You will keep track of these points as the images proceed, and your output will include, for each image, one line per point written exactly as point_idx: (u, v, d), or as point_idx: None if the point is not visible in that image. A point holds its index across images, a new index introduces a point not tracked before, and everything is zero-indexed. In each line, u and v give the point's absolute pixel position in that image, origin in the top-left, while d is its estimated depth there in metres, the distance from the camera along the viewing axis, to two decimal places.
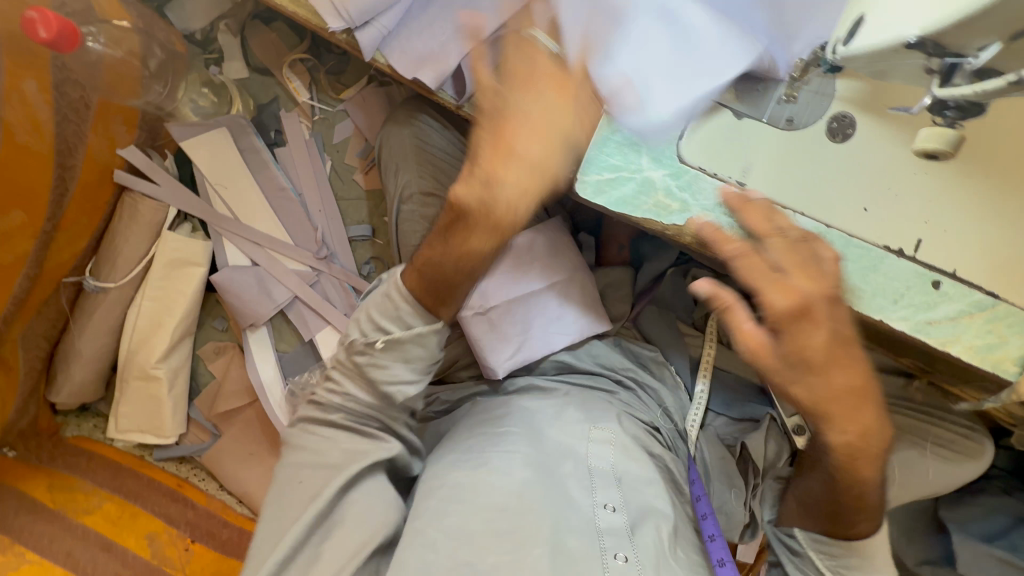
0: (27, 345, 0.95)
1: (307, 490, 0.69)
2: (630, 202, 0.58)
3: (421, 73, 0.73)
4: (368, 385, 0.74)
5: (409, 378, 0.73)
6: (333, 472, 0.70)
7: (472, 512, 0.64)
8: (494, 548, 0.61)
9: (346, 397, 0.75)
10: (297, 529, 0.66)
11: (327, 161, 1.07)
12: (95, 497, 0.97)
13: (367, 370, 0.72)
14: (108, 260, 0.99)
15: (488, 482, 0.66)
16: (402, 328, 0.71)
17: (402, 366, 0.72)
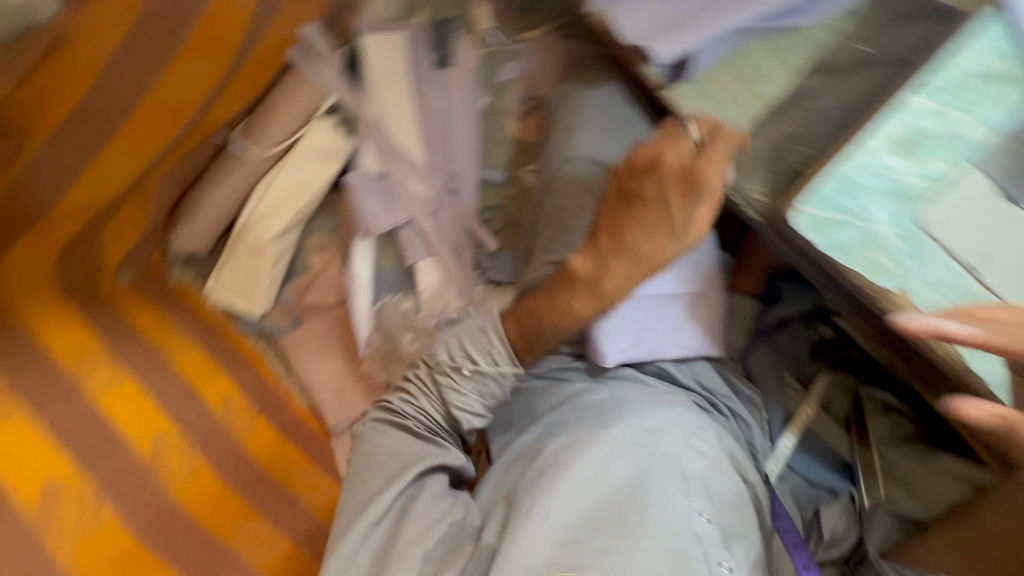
0: (163, 185, 0.99)
1: (374, 486, 0.71)
2: (846, 248, 0.54)
3: (651, 41, 0.69)
4: (439, 402, 0.80)
5: (478, 407, 0.78)
6: (396, 474, 0.71)
7: (578, 496, 0.65)
8: (603, 532, 0.62)
9: (418, 408, 0.80)
10: (373, 513, 0.68)
11: (484, 96, 1.06)
12: (185, 344, 0.98)
13: (445, 390, 0.78)
14: (256, 130, 0.99)
15: (591, 472, 0.66)
16: (489, 362, 0.77)
17: (475, 397, 0.78)
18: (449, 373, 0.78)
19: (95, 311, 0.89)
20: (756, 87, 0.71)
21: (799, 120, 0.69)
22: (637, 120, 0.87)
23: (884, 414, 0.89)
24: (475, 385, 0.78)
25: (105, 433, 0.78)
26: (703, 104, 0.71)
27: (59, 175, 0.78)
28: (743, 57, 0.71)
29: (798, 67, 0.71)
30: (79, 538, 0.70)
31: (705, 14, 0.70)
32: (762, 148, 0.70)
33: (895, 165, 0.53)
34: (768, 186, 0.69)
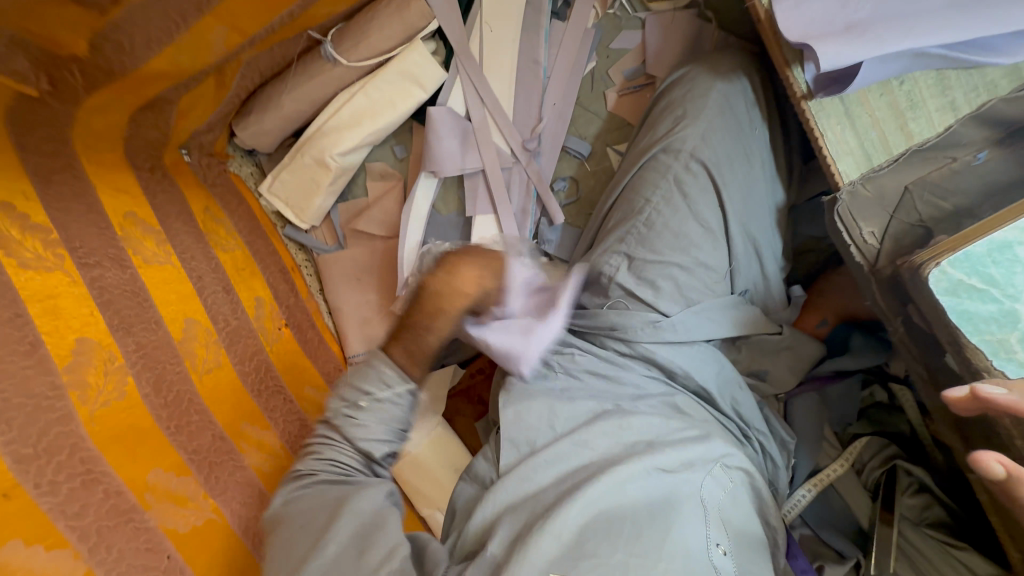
0: (245, 72, 0.95)
1: (309, 537, 0.59)
2: (976, 321, 0.49)
3: (812, 41, 0.61)
4: (346, 443, 0.67)
5: (386, 437, 0.66)
6: (330, 515, 0.60)
7: (595, 511, 0.62)
8: (622, 547, 0.59)
9: (331, 455, 0.66)
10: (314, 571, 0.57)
11: (592, 60, 0.99)
12: (231, 239, 0.98)
13: (343, 428, 0.66)
14: (351, 36, 0.93)
15: (611, 490, 0.63)
16: (381, 387, 0.66)
17: (379, 426, 0.66)
18: (346, 408, 0.66)
19: (153, 182, 0.87)
20: (906, 120, 0.65)
21: (939, 170, 0.64)
22: (754, 126, 0.80)
23: (915, 494, 0.82)
24: (378, 415, 0.66)
25: (144, 302, 0.76)
26: (838, 125, 0.65)
27: (156, 34, 0.76)
28: (902, 84, 0.65)
29: (958, 109, 0.64)
30: (102, 403, 0.65)
31: (887, 23, 0.60)
32: (891, 188, 0.65)
33: None
34: (883, 230, 0.65)
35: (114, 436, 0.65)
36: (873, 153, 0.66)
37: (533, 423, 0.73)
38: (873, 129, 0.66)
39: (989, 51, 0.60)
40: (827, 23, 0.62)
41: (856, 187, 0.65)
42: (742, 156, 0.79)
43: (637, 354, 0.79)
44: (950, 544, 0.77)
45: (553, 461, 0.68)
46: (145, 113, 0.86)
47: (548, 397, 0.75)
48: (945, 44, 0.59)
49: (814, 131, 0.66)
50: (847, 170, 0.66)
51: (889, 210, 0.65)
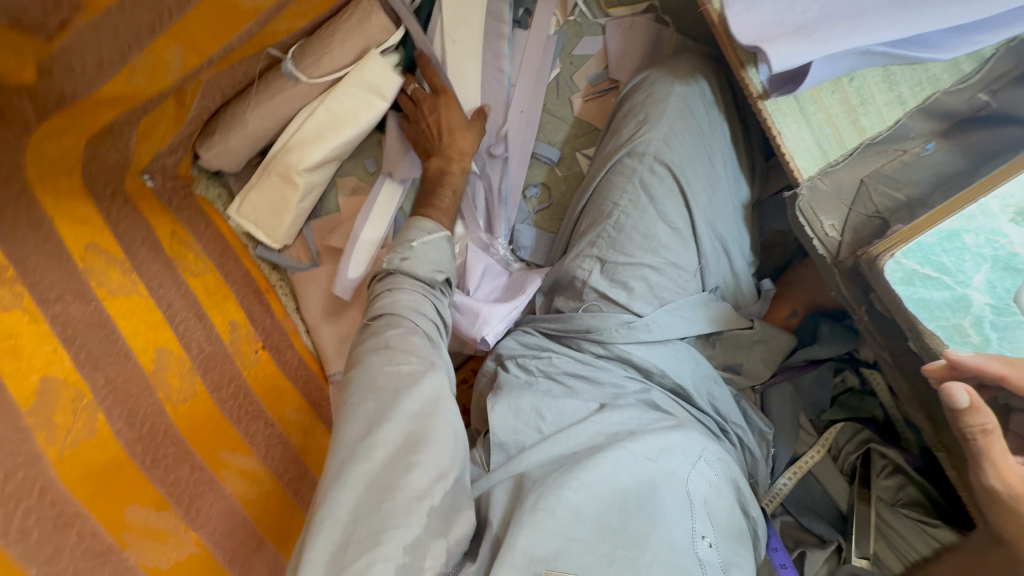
0: (205, 92, 0.93)
1: (367, 412, 0.62)
2: (931, 308, 0.51)
3: (763, 42, 0.63)
4: (408, 282, 0.76)
5: (439, 267, 0.79)
6: (389, 399, 0.63)
7: (590, 499, 0.62)
8: (609, 540, 0.60)
9: (394, 296, 0.74)
10: (374, 443, 0.60)
11: (555, 67, 1.00)
12: (201, 263, 0.96)
13: (402, 268, 0.76)
14: (313, 52, 0.92)
15: (602, 483, 0.63)
16: (421, 236, 0.81)
17: (428, 264, 0.78)
18: (400, 255, 0.78)
19: (114, 209, 0.84)
20: (858, 115, 0.67)
21: (891, 162, 0.67)
22: (717, 126, 0.82)
23: (890, 475, 0.85)
24: (426, 252, 0.79)
25: (110, 334, 0.73)
26: (794, 124, 0.67)
27: (108, 56, 0.74)
28: (851, 81, 0.67)
29: (905, 104, 0.66)
30: (71, 442, 0.63)
31: (833, 23, 0.62)
32: (847, 181, 0.68)
33: (1009, 232, 0.49)
34: (843, 222, 0.67)
35: (85, 476, 0.63)
36: (830, 148, 0.68)
37: (520, 427, 0.73)
38: (828, 126, 0.67)
39: (927, 47, 0.62)
40: (778, 25, 0.64)
41: (813, 182, 0.67)
42: (705, 155, 0.81)
43: (613, 355, 0.80)
44: (926, 522, 0.81)
45: (539, 457, 0.69)
46: (103, 139, 0.83)
47: (533, 399, 0.75)
48: (889, 41, 0.61)
49: (772, 130, 0.68)
50: (806, 166, 0.68)
51: (847, 203, 0.67)
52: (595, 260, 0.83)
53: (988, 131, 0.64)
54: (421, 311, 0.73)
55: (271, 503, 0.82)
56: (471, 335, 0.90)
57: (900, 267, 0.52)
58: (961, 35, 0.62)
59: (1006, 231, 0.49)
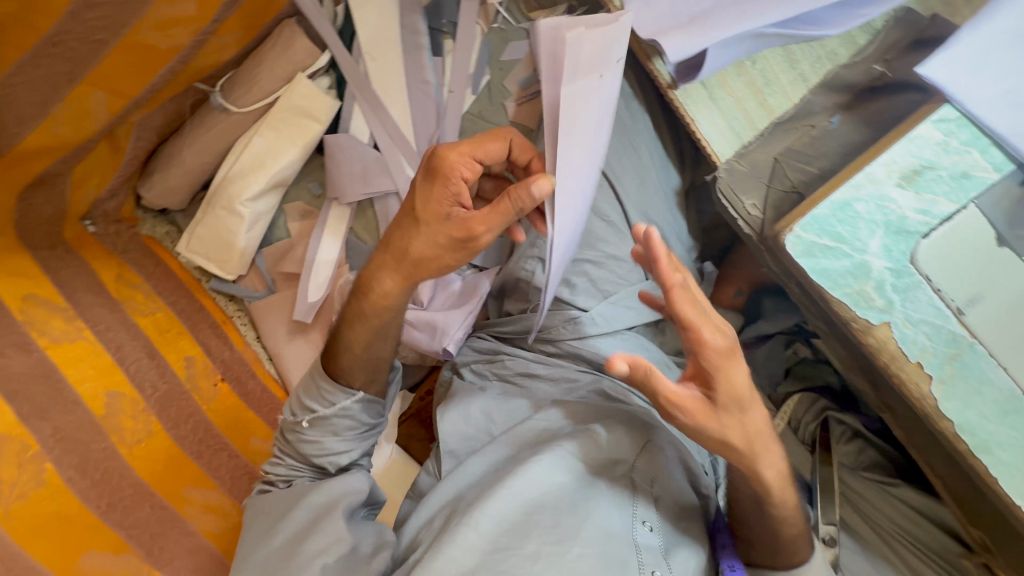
0: (139, 133, 0.94)
1: (275, 512, 0.67)
2: (835, 276, 0.52)
3: (659, 35, 0.65)
4: (303, 460, 0.72)
5: (346, 447, 0.72)
6: (293, 501, 0.67)
7: (516, 505, 0.62)
8: (537, 537, 0.59)
9: (292, 466, 0.73)
10: (275, 533, 0.65)
11: (486, 74, 1.01)
12: (151, 303, 0.96)
13: (298, 444, 0.72)
14: (241, 84, 0.94)
15: (536, 481, 0.63)
16: (326, 404, 0.71)
17: (332, 439, 0.71)
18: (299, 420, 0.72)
19: (53, 260, 0.84)
20: (764, 96, 0.69)
21: (802, 137, 0.68)
22: (639, 118, 0.84)
23: (849, 441, 0.86)
24: (330, 428, 0.71)
25: (57, 383, 0.74)
26: (705, 109, 0.69)
27: (27, 110, 0.74)
28: (754, 64, 0.69)
29: (807, 80, 0.68)
30: (17, 496, 0.64)
31: (724, 12, 0.65)
32: (762, 160, 0.69)
33: (897, 197, 0.52)
34: (764, 201, 0.68)
35: (34, 529, 0.63)
36: (742, 130, 0.69)
37: (470, 432, 0.75)
38: (737, 109, 0.69)
39: (818, 23, 0.66)
40: (674, 18, 0.67)
41: (730, 164, 0.69)
42: (631, 148, 0.82)
43: (563, 352, 0.81)
44: (887, 483, 0.83)
45: (483, 463, 0.69)
46: (36, 190, 0.83)
47: (489, 402, 0.77)
48: (777, 23, 0.64)
49: (684, 117, 0.69)
50: (722, 150, 0.70)
51: (764, 181, 0.68)
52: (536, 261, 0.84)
53: (888, 99, 0.65)
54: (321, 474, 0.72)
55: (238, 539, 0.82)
56: (433, 348, 0.90)
57: (807, 238, 0.53)
58: (844, 11, 0.66)
59: (895, 196, 0.52)
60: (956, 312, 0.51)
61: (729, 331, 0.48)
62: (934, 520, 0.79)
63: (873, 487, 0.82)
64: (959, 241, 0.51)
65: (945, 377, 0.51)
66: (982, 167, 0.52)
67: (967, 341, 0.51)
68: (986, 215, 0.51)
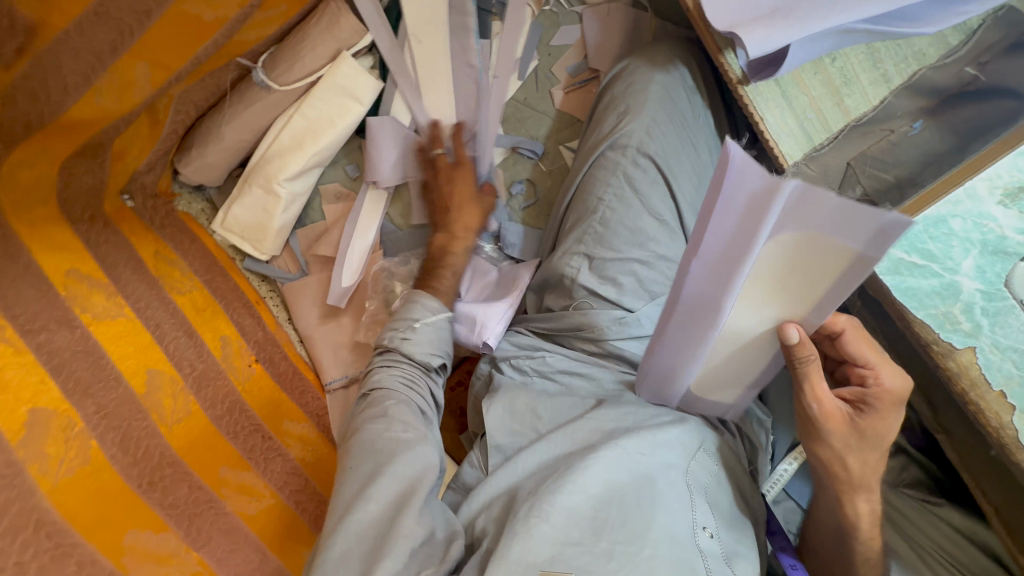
0: (178, 107, 0.92)
1: (364, 470, 0.64)
2: (921, 296, 0.50)
3: (737, 27, 0.62)
4: (404, 363, 0.76)
5: (438, 351, 0.78)
6: (381, 461, 0.64)
7: (585, 498, 0.61)
8: (607, 536, 0.59)
9: (393, 377, 0.74)
10: (362, 507, 0.60)
11: (534, 59, 0.98)
12: (187, 280, 0.95)
13: (402, 349, 0.76)
14: (283, 61, 0.91)
15: (596, 478, 0.63)
16: (426, 313, 0.79)
17: (427, 345, 0.77)
18: (401, 332, 0.77)
19: (93, 233, 0.83)
20: (842, 97, 0.65)
21: (879, 142, 0.65)
22: (698, 113, 0.80)
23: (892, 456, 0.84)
24: (428, 334, 0.78)
25: (99, 359, 0.73)
26: (776, 108, 0.65)
27: (71, 78, 0.72)
28: (835, 61, 0.65)
29: (890, 81, 0.64)
30: (64, 472, 0.64)
31: (810, 4, 0.61)
32: (835, 164, 0.65)
33: (997, 215, 0.48)
34: None
35: (81, 503, 0.64)
36: (813, 132, 0.65)
37: (516, 428, 0.74)
38: (810, 109, 0.65)
39: (910, 21, 0.61)
40: (753, 9, 0.63)
41: (799, 167, 0.65)
42: (688, 145, 0.79)
43: (606, 351, 0.79)
44: (928, 501, 0.79)
45: (536, 457, 0.69)
46: (78, 160, 0.82)
47: (529, 400, 0.75)
48: (868, 19, 0.60)
49: (753, 115, 0.65)
50: (789, 151, 0.66)
51: (834, 187, 0.64)
52: (582, 257, 0.81)
53: (978, 106, 0.61)
54: (416, 390, 0.74)
55: (278, 521, 0.82)
56: (470, 346, 0.89)
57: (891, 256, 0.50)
58: (944, 8, 0.61)
59: (995, 214, 0.48)
60: None
61: (907, 379, 0.56)
62: (977, 543, 0.74)
63: (911, 502, 0.79)
64: None
65: None
66: None
67: None
68: None
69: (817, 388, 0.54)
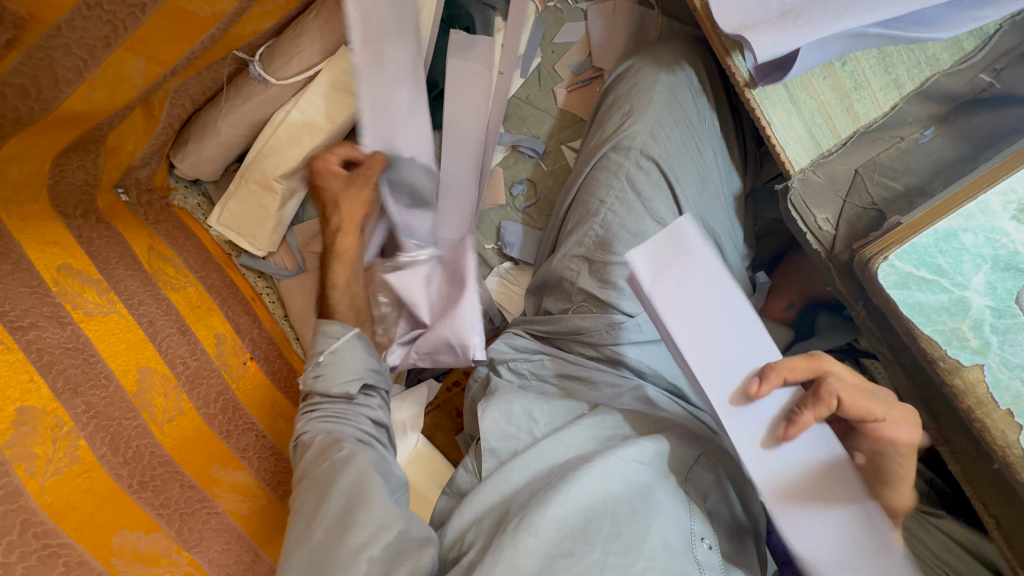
0: (174, 100, 0.91)
1: (309, 506, 0.62)
2: (928, 312, 0.48)
3: (746, 29, 0.60)
4: (326, 401, 0.72)
5: (355, 373, 0.72)
6: (320, 490, 0.62)
7: (576, 510, 0.60)
8: (601, 545, 0.58)
9: (319, 417, 0.71)
10: (313, 535, 0.59)
11: (537, 56, 0.97)
12: (182, 276, 0.94)
13: (315, 386, 0.72)
14: (282, 55, 0.90)
15: (592, 485, 0.62)
16: (330, 341, 0.74)
17: (343, 371, 0.72)
18: (314, 371, 0.73)
19: (86, 229, 0.82)
20: (851, 101, 0.63)
21: (889, 150, 0.63)
22: (704, 116, 0.79)
23: None
24: (339, 361, 0.73)
25: (90, 358, 0.72)
26: (784, 113, 0.64)
27: (62, 75, 0.71)
28: (844, 65, 0.63)
29: (902, 87, 0.63)
30: (52, 472, 0.63)
31: (821, 6, 0.59)
32: (841, 172, 0.64)
33: (1010, 230, 0.46)
34: (837, 216, 0.63)
35: (70, 504, 0.63)
36: (821, 137, 0.64)
37: (511, 432, 0.73)
38: (819, 115, 0.64)
39: (926, 25, 0.59)
40: (762, 10, 0.62)
41: (806, 174, 0.64)
42: (693, 148, 0.77)
43: (603, 357, 0.78)
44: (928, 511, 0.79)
45: (527, 466, 0.68)
46: (70, 155, 0.81)
47: (526, 403, 0.74)
48: (882, 22, 0.58)
49: (760, 119, 0.64)
50: (797, 157, 0.64)
51: (841, 194, 0.64)
52: (582, 260, 0.79)
53: (991, 114, 0.60)
54: (348, 420, 0.71)
55: (270, 523, 0.81)
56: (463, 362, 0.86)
57: (898, 269, 0.49)
58: (963, 11, 0.59)
59: (1009, 229, 0.46)
60: None
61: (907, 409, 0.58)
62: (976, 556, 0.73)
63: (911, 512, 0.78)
64: None
65: None
66: None
67: None
68: None
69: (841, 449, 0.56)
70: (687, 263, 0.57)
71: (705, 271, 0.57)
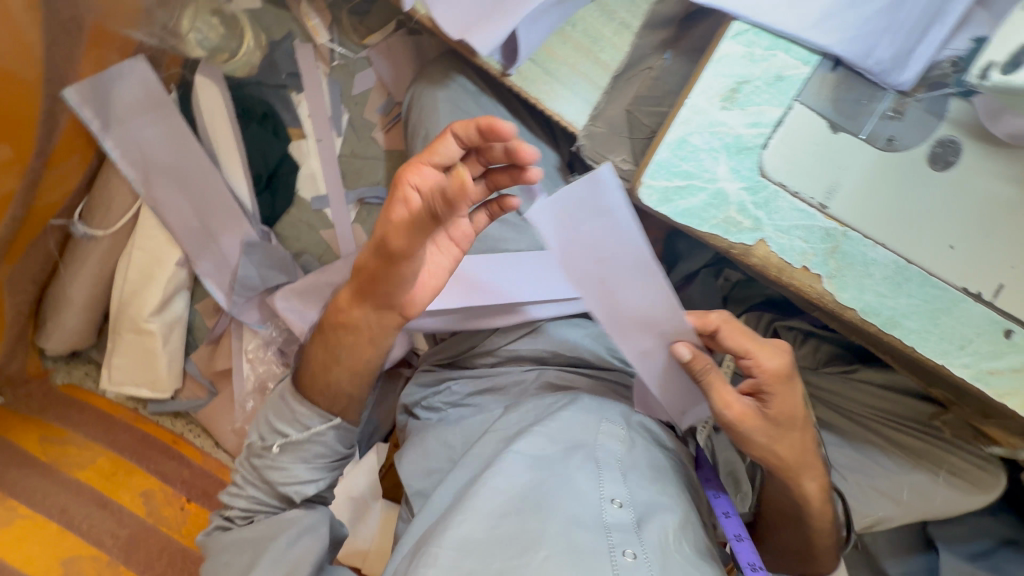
0: (13, 289, 0.89)
1: (239, 564, 0.63)
2: (699, 212, 0.55)
3: (468, 33, 0.66)
4: (263, 486, 0.68)
5: (312, 477, 0.68)
6: (257, 550, 0.63)
7: (477, 524, 0.57)
8: (500, 554, 0.54)
9: (251, 498, 0.69)
10: None
11: (344, 112, 0.96)
12: (88, 451, 0.92)
13: (268, 471, 0.67)
14: (100, 206, 0.91)
15: (493, 489, 0.59)
16: (299, 428, 0.68)
17: (302, 466, 0.68)
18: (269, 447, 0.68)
19: None
20: (595, 54, 0.68)
21: (644, 82, 0.68)
22: (493, 111, 0.83)
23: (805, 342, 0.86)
24: (297, 457, 0.67)
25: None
26: (543, 84, 0.69)
27: None
28: (575, 26, 0.69)
29: (630, 27, 0.68)
30: None
31: None
32: (616, 116, 0.69)
33: (725, 119, 0.55)
34: (632, 153, 0.68)
35: None
36: (587, 93, 0.69)
37: (434, 465, 0.73)
38: (575, 75, 0.69)
39: None
40: (478, 7, 0.67)
41: (588, 129, 0.69)
42: None
43: (504, 358, 0.81)
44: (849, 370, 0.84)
45: (443, 491, 0.66)
46: None
47: (435, 433, 0.76)
48: None
49: (529, 96, 0.70)
50: (576, 118, 0.70)
51: (626, 135, 0.68)
52: None
53: (707, 22, 0.66)
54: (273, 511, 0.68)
55: None
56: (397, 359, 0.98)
57: (659, 186, 0.56)
58: None
59: (724, 118, 0.55)
60: (823, 209, 0.54)
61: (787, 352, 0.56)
62: (901, 389, 0.80)
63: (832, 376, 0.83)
64: (793, 141, 0.54)
65: (846, 280, 0.54)
66: (791, 65, 0.54)
67: (831, 230, 0.54)
68: (806, 118, 0.54)
69: (721, 393, 0.55)
70: (606, 226, 0.51)
71: (612, 240, 0.52)
